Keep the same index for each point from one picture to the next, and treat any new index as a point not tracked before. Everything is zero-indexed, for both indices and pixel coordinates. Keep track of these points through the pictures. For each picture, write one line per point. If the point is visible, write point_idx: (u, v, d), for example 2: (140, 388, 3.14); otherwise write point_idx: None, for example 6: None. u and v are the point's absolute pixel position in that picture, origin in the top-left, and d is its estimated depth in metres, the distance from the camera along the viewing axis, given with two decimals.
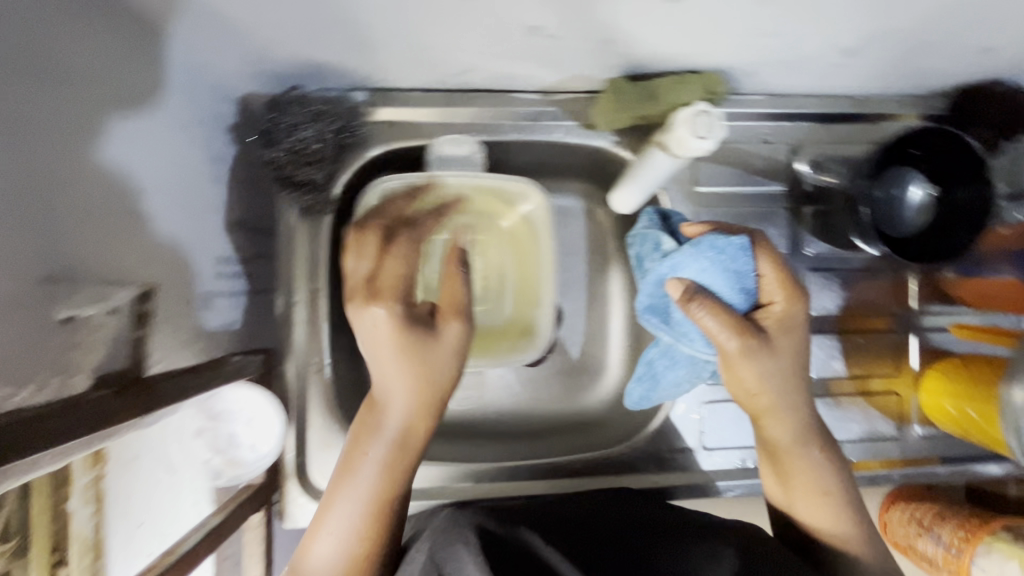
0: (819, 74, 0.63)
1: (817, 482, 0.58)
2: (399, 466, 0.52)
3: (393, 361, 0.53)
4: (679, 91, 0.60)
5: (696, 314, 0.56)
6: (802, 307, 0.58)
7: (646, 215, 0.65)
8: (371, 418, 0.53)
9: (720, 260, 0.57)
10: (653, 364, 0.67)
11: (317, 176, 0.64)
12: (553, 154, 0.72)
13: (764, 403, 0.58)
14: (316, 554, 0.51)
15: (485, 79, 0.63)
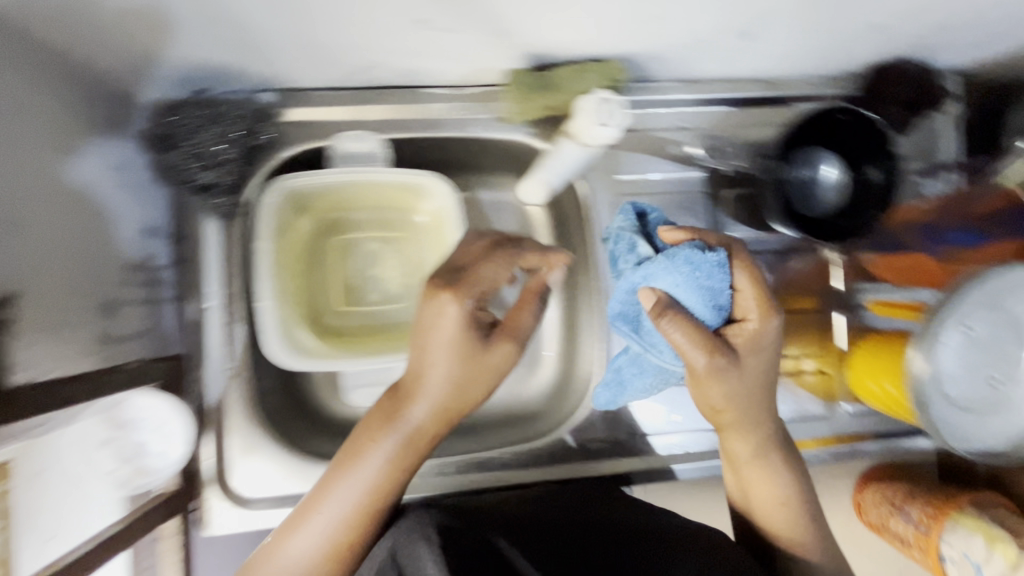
0: (723, 58, 0.64)
1: (776, 485, 0.60)
2: (404, 462, 0.53)
3: (445, 357, 0.52)
4: (580, 78, 0.59)
5: (666, 331, 0.52)
6: (778, 326, 0.54)
7: (623, 214, 0.60)
8: (393, 408, 0.53)
9: (694, 273, 0.52)
10: (621, 371, 0.64)
11: (224, 178, 0.62)
12: (475, 149, 0.72)
13: (727, 418, 0.57)
14: (299, 538, 0.51)
15: (391, 75, 0.63)
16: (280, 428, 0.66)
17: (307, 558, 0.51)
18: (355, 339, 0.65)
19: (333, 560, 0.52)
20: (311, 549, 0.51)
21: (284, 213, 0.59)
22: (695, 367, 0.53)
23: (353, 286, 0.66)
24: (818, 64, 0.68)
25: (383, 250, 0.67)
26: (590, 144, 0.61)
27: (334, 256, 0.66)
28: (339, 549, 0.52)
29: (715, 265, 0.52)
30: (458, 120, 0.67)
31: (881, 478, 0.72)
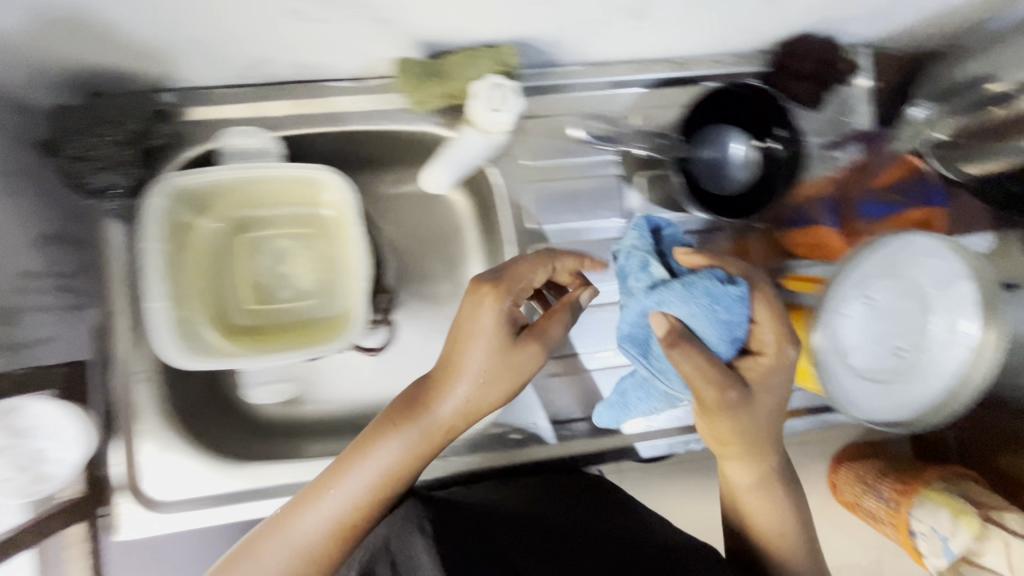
0: (620, 38, 0.64)
1: (775, 514, 0.58)
2: (421, 449, 0.55)
3: (480, 349, 0.54)
4: (470, 65, 0.59)
5: (677, 360, 0.50)
6: (793, 361, 0.53)
7: (636, 230, 0.58)
8: (420, 400, 0.55)
9: (716, 308, 0.51)
10: (626, 394, 0.62)
11: (119, 180, 0.61)
12: (388, 144, 0.71)
13: (732, 452, 0.56)
14: (310, 514, 0.53)
15: (288, 70, 0.62)
16: (196, 429, 0.66)
17: (315, 536, 0.52)
18: (264, 337, 0.65)
19: (337, 540, 0.53)
20: (317, 530, 0.52)
21: (176, 213, 0.58)
22: (701, 391, 0.51)
23: (263, 284, 0.66)
24: (724, 41, 0.67)
25: (291, 248, 0.66)
26: (492, 131, 0.61)
27: (241, 255, 0.66)
28: (343, 529, 0.53)
29: (738, 299, 0.51)
30: (364, 113, 0.66)
31: (854, 458, 0.78)
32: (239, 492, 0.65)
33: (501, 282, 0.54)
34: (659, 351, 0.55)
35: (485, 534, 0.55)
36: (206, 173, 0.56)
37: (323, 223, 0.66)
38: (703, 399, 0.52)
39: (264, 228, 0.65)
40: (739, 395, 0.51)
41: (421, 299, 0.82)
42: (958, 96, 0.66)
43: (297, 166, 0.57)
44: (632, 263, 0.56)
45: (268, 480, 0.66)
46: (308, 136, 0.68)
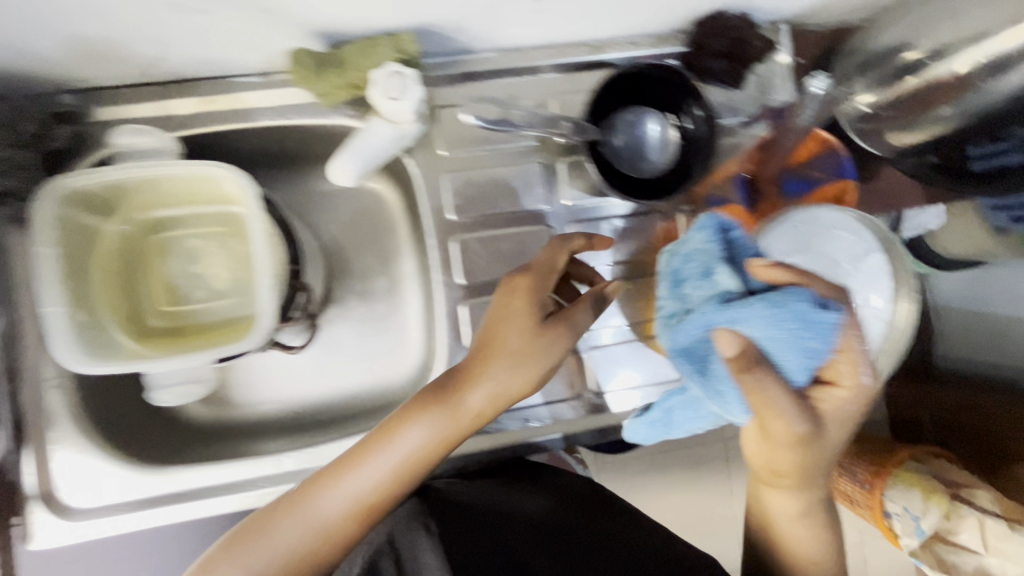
0: (529, 22, 0.63)
1: (804, 537, 0.60)
2: (449, 436, 0.60)
3: (512, 338, 0.59)
4: (369, 54, 0.57)
5: (749, 386, 0.47)
6: (869, 394, 0.50)
7: (704, 232, 0.54)
8: (451, 386, 0.60)
9: (795, 337, 0.47)
10: (670, 413, 0.57)
11: (15, 185, 0.59)
12: (305, 138, 0.71)
13: (786, 482, 0.56)
14: (331, 494, 0.58)
15: (189, 66, 0.61)
16: (114, 436, 0.66)
17: (334, 514, 0.58)
18: (177, 339, 0.64)
19: (358, 519, 0.58)
20: (338, 509, 0.58)
21: (72, 217, 0.56)
22: (767, 420, 0.50)
23: (177, 285, 0.66)
24: (637, 23, 0.66)
25: (203, 247, 0.66)
26: (398, 122, 0.60)
27: (152, 257, 0.65)
28: (365, 510, 0.58)
29: (829, 328, 0.47)
30: (274, 109, 0.66)
31: None
32: (159, 496, 0.64)
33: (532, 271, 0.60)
34: (719, 371, 0.51)
35: (492, 525, 0.58)
36: (101, 174, 0.55)
37: (235, 224, 0.65)
38: (772, 430, 0.50)
39: (177, 229, 0.65)
40: (809, 430, 0.50)
41: (355, 295, 0.81)
42: (876, 68, 0.65)
43: (194, 164, 0.56)
44: (694, 271, 0.53)
45: (188, 485, 0.64)
46: (219, 133, 0.67)
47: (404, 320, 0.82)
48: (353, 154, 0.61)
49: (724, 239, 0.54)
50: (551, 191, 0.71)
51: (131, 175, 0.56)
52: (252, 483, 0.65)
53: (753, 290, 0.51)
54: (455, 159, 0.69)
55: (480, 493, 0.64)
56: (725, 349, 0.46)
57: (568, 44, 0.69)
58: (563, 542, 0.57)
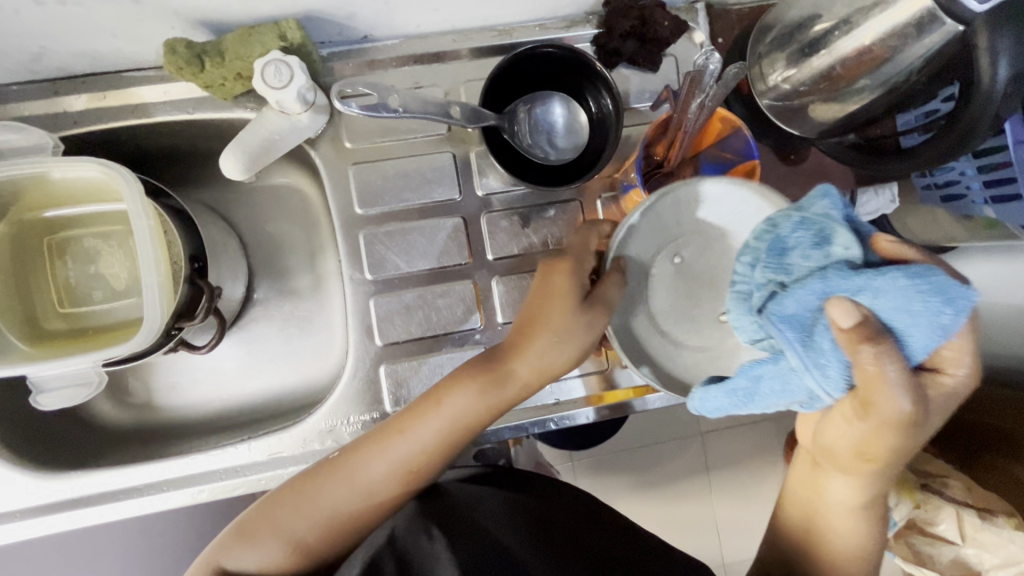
0: (425, 7, 0.61)
1: (853, 531, 0.56)
2: (491, 406, 0.58)
3: (555, 317, 0.56)
4: (249, 43, 0.56)
5: (865, 360, 0.39)
6: (965, 390, 0.44)
7: (829, 199, 0.44)
8: (502, 350, 0.58)
9: (930, 315, 0.38)
10: (760, 381, 0.45)
11: None
12: (212, 134, 0.69)
13: (869, 468, 0.49)
14: (376, 460, 0.57)
15: (76, 61, 0.60)
16: (21, 440, 0.65)
17: (378, 477, 0.58)
18: (75, 340, 0.62)
19: (398, 482, 0.58)
20: (380, 474, 0.58)
21: None
22: (872, 394, 0.41)
23: (74, 286, 0.64)
24: (542, 5, 0.64)
25: (102, 247, 0.64)
26: (289, 111, 0.60)
27: (47, 258, 0.63)
28: (404, 475, 0.58)
29: (968, 306, 0.38)
30: (173, 102, 0.64)
31: None
32: (61, 502, 0.63)
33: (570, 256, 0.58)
34: (825, 342, 0.40)
35: (496, 523, 0.60)
36: None
37: None
38: (876, 409, 0.42)
39: (72, 229, 0.63)
40: (921, 409, 0.42)
41: (281, 290, 0.79)
42: (786, 46, 0.62)
43: (76, 162, 0.55)
44: (800, 234, 0.43)
45: (94, 488, 0.63)
46: (118, 130, 0.65)
47: (330, 318, 0.78)
48: (244, 146, 0.59)
49: (848, 210, 0.44)
50: (465, 179, 0.69)
51: (11, 173, 0.55)
52: (157, 485, 0.64)
53: (872, 261, 0.42)
54: (363, 148, 0.67)
55: (476, 489, 0.66)
56: (838, 315, 0.39)
57: (475, 28, 0.67)
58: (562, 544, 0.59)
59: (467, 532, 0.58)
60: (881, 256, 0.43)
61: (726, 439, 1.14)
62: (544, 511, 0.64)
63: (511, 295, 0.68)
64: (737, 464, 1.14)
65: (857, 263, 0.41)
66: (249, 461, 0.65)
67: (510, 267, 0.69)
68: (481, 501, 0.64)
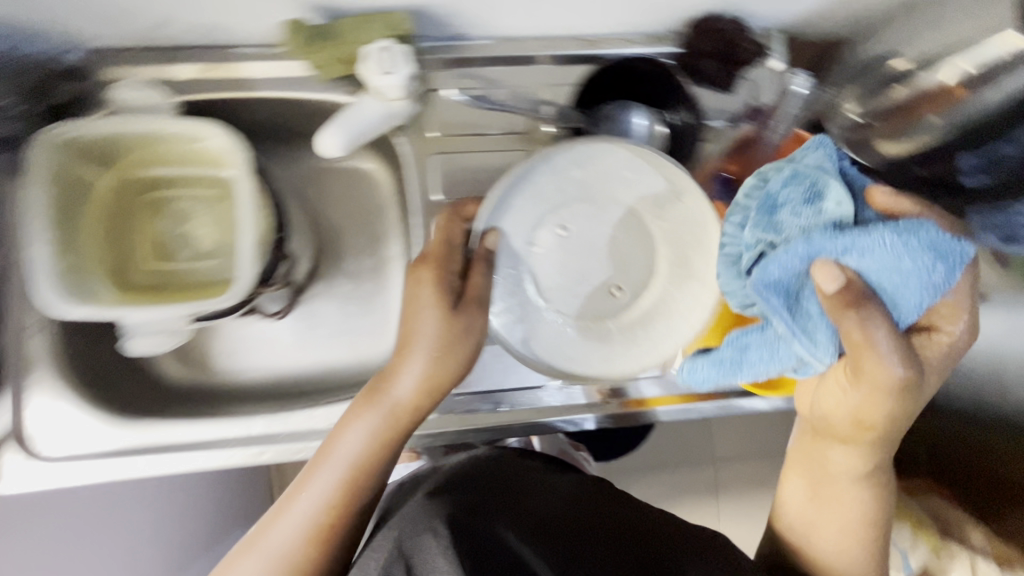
0: (523, 12, 0.64)
1: (857, 506, 0.59)
2: (387, 436, 0.59)
3: (430, 332, 0.58)
4: (361, 30, 0.60)
5: (849, 325, 0.45)
6: (964, 350, 0.52)
7: (826, 152, 0.51)
8: (381, 380, 0.60)
9: (918, 273, 0.44)
10: (745, 352, 0.52)
11: (17, 132, 0.63)
12: (302, 114, 0.72)
13: (869, 436, 0.54)
14: (284, 524, 0.57)
15: (193, 32, 0.63)
16: (93, 386, 0.67)
17: (294, 536, 0.57)
18: (160, 293, 0.65)
19: (312, 544, 0.57)
20: (291, 537, 0.57)
21: (68, 164, 0.58)
22: (861, 358, 0.47)
23: (164, 243, 0.67)
24: (632, 18, 0.68)
25: (194, 207, 0.67)
26: (388, 96, 0.63)
27: (146, 212, 0.67)
28: (321, 529, 0.57)
29: (959, 263, 0.44)
30: (274, 79, 0.68)
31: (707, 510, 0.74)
32: (124, 447, 0.65)
33: (436, 259, 0.60)
34: (810, 305, 0.48)
35: (518, 515, 0.62)
36: (96, 125, 0.57)
37: (226, 186, 0.67)
38: (867, 373, 0.48)
39: (169, 189, 0.67)
40: (910, 375, 0.48)
41: (344, 270, 0.82)
42: (865, 76, 0.67)
43: (188, 122, 0.59)
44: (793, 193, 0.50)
45: (159, 438, 0.66)
46: (218, 101, 0.69)
47: (388, 300, 0.81)
48: (343, 126, 0.62)
49: (840, 167, 0.51)
50: None
51: (128, 127, 0.59)
52: (220, 442, 0.66)
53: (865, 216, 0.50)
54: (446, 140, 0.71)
55: (502, 474, 0.68)
56: (823, 275, 0.45)
57: (563, 37, 0.70)
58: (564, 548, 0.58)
59: (479, 526, 0.59)
60: (874, 211, 0.50)
61: (745, 466, 1.15)
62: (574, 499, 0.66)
63: None
64: (755, 490, 1.14)
65: (846, 220, 0.48)
66: (308, 427, 0.67)
67: None
68: (502, 491, 0.65)
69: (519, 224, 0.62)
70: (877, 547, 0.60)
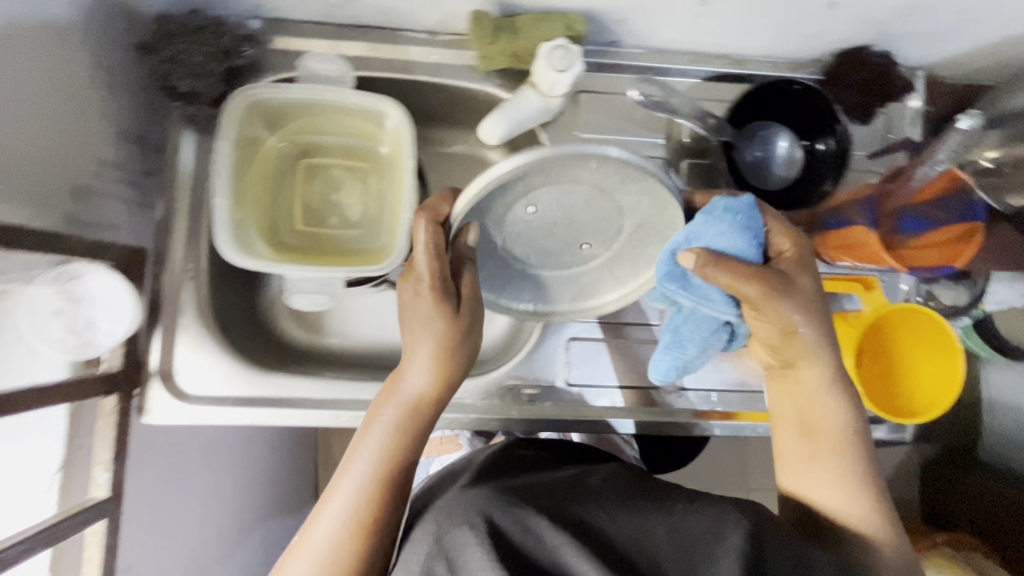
0: (686, 26, 0.67)
1: (825, 420, 0.57)
2: (409, 427, 0.56)
3: (437, 328, 0.57)
4: (540, 26, 0.63)
5: (719, 277, 0.51)
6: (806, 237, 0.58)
7: None
8: (391, 378, 0.58)
9: (730, 228, 0.53)
10: (680, 329, 0.58)
11: (200, 88, 0.64)
12: (449, 100, 0.75)
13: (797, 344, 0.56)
14: (323, 520, 0.52)
15: (370, 12, 0.67)
16: (228, 337, 0.70)
17: (332, 530, 0.51)
18: (308, 256, 0.68)
19: (357, 540, 0.51)
20: (333, 535, 0.51)
21: (248, 123, 0.62)
22: (755, 302, 0.53)
23: (313, 207, 0.70)
24: (783, 44, 0.70)
25: (346, 178, 0.71)
26: (548, 94, 0.64)
27: (300, 179, 0.70)
28: (363, 524, 0.52)
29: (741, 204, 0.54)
30: (434, 65, 0.70)
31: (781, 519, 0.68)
32: (253, 397, 0.67)
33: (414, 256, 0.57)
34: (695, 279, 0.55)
35: (562, 501, 0.51)
36: (283, 91, 0.61)
37: (380, 161, 0.70)
38: (762, 304, 0.53)
39: (327, 157, 0.70)
40: (783, 285, 0.53)
41: None
42: None
43: (365, 98, 0.62)
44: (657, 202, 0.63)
45: (287, 392, 0.68)
46: (377, 81, 0.71)
47: None
48: (505, 115, 0.66)
49: None
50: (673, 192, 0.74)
51: (311, 96, 0.62)
52: (345, 404, 0.68)
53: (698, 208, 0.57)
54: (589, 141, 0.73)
55: (541, 469, 0.60)
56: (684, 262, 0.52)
57: (712, 55, 0.73)
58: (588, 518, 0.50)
59: (520, 514, 0.49)
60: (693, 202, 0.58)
61: None
62: (624, 488, 0.55)
63: None
64: None
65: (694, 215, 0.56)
66: None
67: None
68: (537, 484, 0.55)
69: (488, 212, 0.60)
70: (872, 473, 0.56)
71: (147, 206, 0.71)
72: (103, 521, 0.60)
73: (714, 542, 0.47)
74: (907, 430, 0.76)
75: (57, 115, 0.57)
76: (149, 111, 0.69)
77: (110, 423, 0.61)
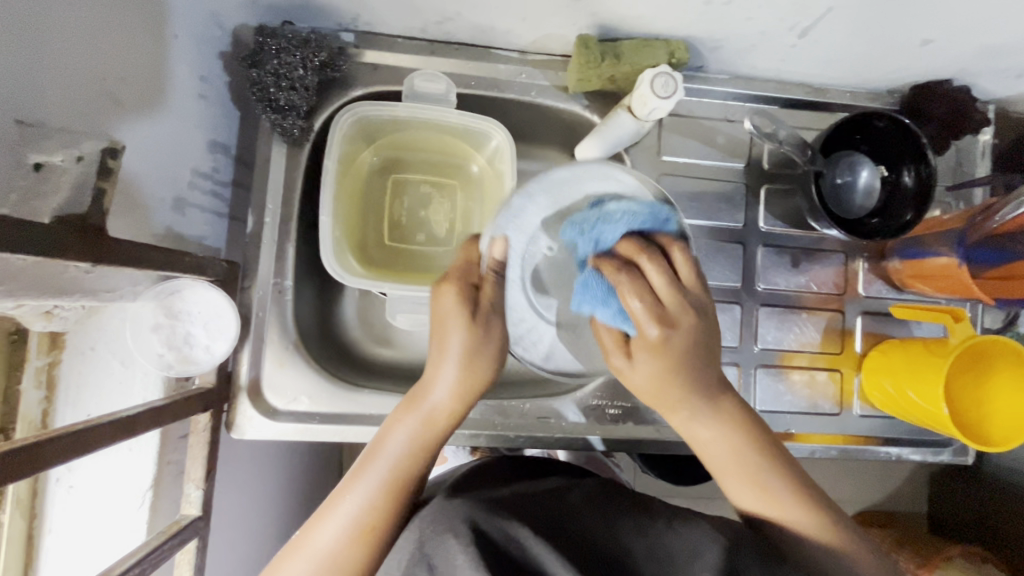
0: (779, 56, 0.67)
1: (713, 432, 0.53)
2: (425, 440, 0.54)
3: (459, 332, 0.53)
4: (643, 53, 0.64)
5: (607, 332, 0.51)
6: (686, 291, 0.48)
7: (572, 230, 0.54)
8: (416, 387, 0.55)
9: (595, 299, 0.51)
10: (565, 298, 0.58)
11: (297, 101, 0.63)
12: (532, 119, 0.75)
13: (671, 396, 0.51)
14: (329, 525, 0.50)
15: (466, 33, 0.66)
16: (312, 352, 0.69)
17: (335, 540, 0.50)
18: (397, 272, 0.68)
19: (359, 545, 0.50)
20: (336, 542, 0.50)
21: (349, 138, 0.64)
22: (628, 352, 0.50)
23: (399, 224, 0.70)
24: (868, 76, 0.71)
25: (434, 195, 0.72)
26: (645, 117, 0.65)
27: (388, 195, 0.71)
28: (365, 529, 0.50)
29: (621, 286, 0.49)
30: (524, 84, 0.70)
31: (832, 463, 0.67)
32: (338, 412, 0.66)
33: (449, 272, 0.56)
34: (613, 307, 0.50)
35: (540, 509, 0.50)
36: (385, 106, 0.62)
37: (469, 179, 0.72)
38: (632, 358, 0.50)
39: (416, 174, 0.71)
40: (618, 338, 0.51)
41: None
42: None
43: (467, 116, 0.63)
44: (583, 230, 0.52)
45: (370, 408, 0.67)
46: (466, 96, 0.71)
47: None
48: (601, 139, 0.68)
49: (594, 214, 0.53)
50: (752, 215, 0.75)
51: (413, 113, 0.64)
52: None
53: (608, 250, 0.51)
54: (672, 163, 0.73)
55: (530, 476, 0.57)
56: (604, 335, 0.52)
57: (794, 83, 0.74)
58: (553, 512, 0.50)
59: (499, 519, 0.48)
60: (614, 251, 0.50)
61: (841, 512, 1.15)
62: (609, 493, 0.54)
63: (781, 324, 0.75)
64: None
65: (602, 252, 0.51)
66: (516, 420, 0.70)
67: (791, 301, 0.75)
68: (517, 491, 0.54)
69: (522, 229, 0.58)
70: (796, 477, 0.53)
71: (229, 217, 0.70)
72: (196, 539, 0.58)
73: (691, 560, 0.46)
74: (967, 452, 0.78)
75: (165, 129, 0.57)
76: (234, 120, 0.67)
77: (202, 439, 0.59)
